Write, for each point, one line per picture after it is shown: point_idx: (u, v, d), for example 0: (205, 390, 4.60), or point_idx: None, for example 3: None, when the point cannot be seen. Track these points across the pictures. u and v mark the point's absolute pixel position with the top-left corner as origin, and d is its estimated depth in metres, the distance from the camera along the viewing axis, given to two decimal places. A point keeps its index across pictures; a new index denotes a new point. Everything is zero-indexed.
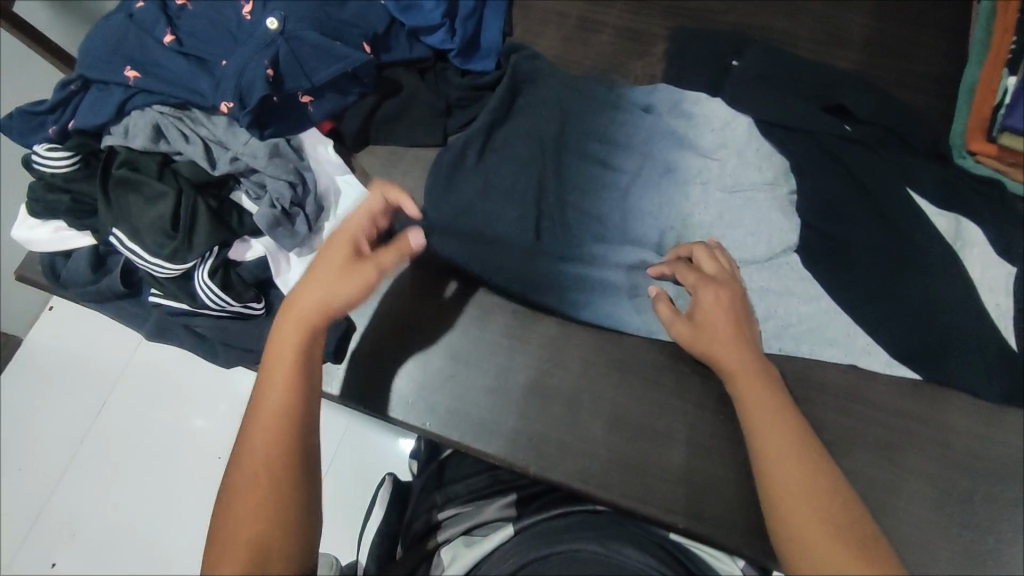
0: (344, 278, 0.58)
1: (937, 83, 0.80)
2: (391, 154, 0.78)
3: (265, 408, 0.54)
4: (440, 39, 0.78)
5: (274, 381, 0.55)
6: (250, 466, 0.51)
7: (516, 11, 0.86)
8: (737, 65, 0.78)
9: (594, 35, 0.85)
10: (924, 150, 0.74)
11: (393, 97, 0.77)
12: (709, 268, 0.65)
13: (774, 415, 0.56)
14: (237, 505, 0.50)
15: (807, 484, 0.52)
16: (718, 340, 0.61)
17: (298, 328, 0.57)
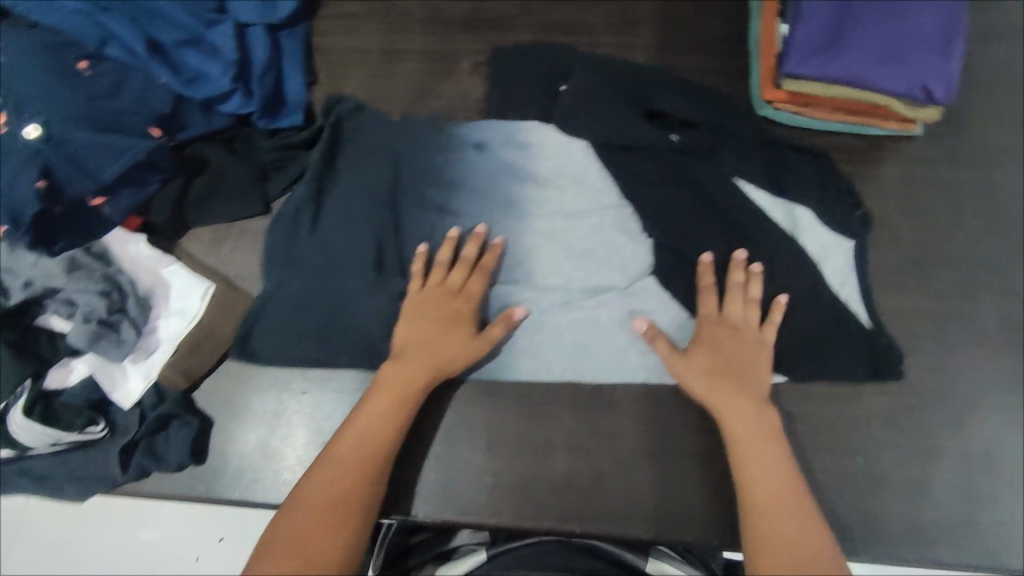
0: (444, 353, 0.65)
1: (728, 43, 0.84)
2: (215, 234, 0.75)
3: (346, 447, 0.60)
4: (236, 105, 0.75)
5: (336, 455, 0.60)
6: (332, 474, 0.59)
7: (316, 55, 0.84)
8: (563, 90, 0.76)
9: (399, 64, 0.84)
10: (736, 117, 0.77)
11: (203, 175, 0.75)
12: (728, 309, 0.67)
13: (765, 457, 0.60)
14: (300, 518, 0.56)
15: (793, 532, 0.56)
16: (724, 381, 0.63)
17: (399, 386, 0.64)
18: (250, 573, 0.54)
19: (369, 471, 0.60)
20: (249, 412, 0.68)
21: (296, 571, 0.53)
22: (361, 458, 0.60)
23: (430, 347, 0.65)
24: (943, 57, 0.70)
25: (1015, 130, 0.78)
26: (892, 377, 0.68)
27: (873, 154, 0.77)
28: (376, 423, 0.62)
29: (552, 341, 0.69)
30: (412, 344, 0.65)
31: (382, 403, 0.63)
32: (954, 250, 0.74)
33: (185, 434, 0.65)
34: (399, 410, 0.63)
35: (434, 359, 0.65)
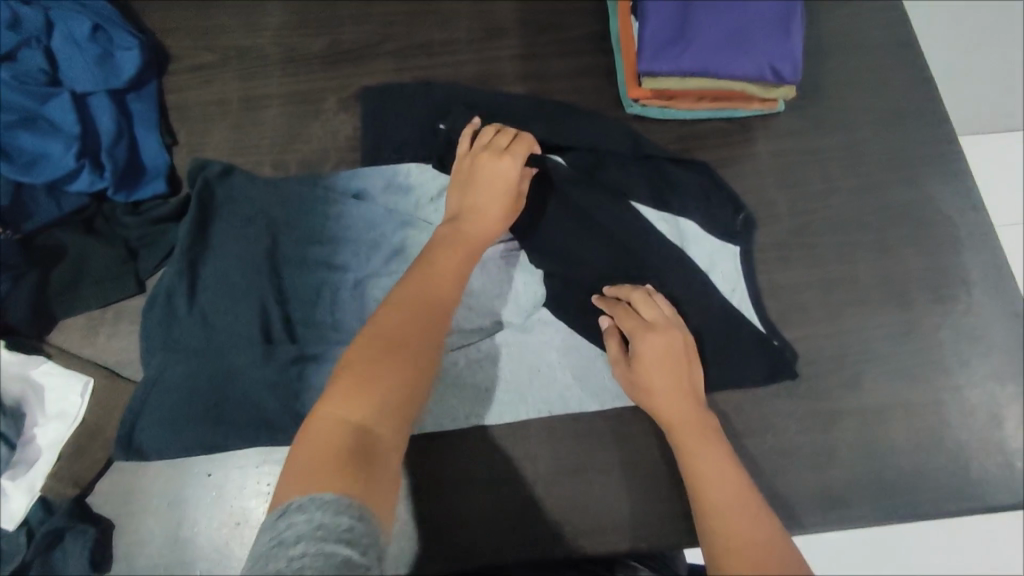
0: (495, 209, 0.63)
1: (591, 44, 0.85)
2: (88, 322, 0.70)
3: (409, 296, 0.54)
4: (86, 182, 0.70)
5: (412, 306, 0.54)
6: (372, 343, 0.51)
7: (172, 114, 0.80)
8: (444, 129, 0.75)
9: (263, 110, 0.81)
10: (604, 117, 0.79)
11: (62, 264, 0.69)
12: (645, 315, 0.65)
13: (713, 469, 0.58)
14: (357, 376, 0.49)
15: (751, 531, 0.54)
16: (658, 396, 0.63)
17: (459, 246, 0.60)
18: (294, 452, 0.46)
19: (437, 331, 0.53)
20: (146, 505, 0.64)
21: (350, 437, 0.46)
22: (417, 311, 0.53)
23: (475, 219, 0.62)
24: (784, 37, 0.72)
25: (868, 92, 0.82)
26: (790, 376, 0.69)
27: (741, 135, 0.80)
28: (421, 291, 0.55)
29: (453, 372, 0.68)
30: (467, 203, 0.63)
31: (444, 270, 0.58)
32: (827, 215, 0.76)
33: (81, 545, 0.61)
34: (463, 262, 0.59)
35: (460, 233, 0.61)
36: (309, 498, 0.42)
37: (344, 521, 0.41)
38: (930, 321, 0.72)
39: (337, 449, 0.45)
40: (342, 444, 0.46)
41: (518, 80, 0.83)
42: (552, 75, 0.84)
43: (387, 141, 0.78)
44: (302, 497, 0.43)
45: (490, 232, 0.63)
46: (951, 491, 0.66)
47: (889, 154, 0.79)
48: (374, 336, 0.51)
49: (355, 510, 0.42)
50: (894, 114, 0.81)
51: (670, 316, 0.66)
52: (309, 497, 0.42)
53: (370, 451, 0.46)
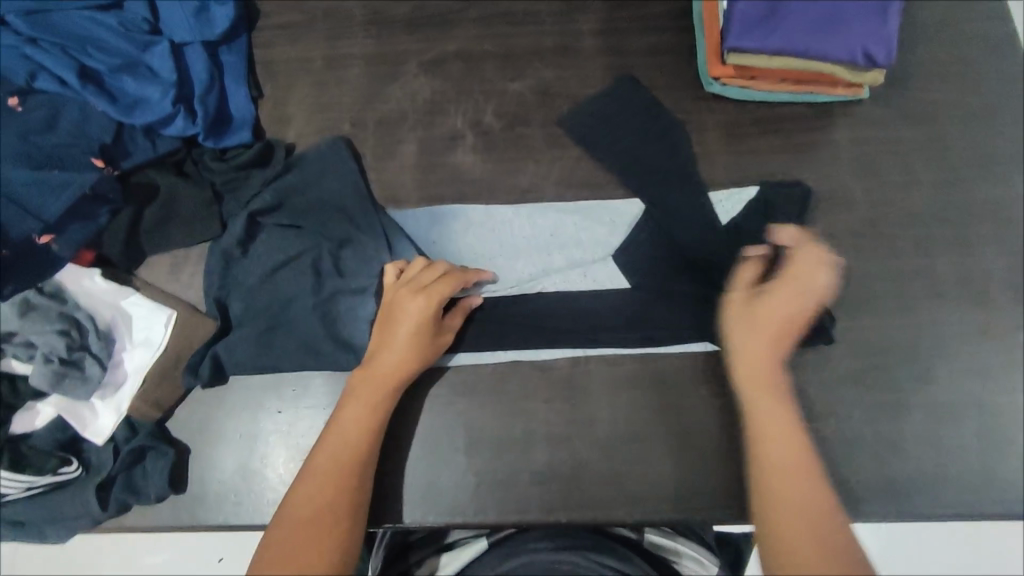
0: (412, 355, 0.65)
1: (673, 18, 0.85)
2: (174, 259, 0.74)
3: (328, 453, 0.61)
4: (180, 127, 0.74)
5: (329, 461, 0.60)
6: (302, 505, 0.58)
7: (260, 67, 0.83)
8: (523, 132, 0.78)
9: (346, 69, 0.83)
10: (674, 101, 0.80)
11: (153, 203, 0.73)
12: (802, 257, 0.67)
13: (775, 430, 0.59)
14: (277, 557, 0.55)
15: (800, 478, 0.57)
16: (746, 345, 0.64)
17: (369, 398, 0.63)
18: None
19: (360, 479, 0.60)
20: (225, 434, 0.68)
21: None
22: (338, 472, 0.60)
23: (387, 358, 0.65)
24: (879, 19, 0.70)
25: (963, 83, 0.79)
26: (855, 375, 0.69)
27: (824, 119, 0.78)
28: (348, 441, 0.61)
29: (514, 309, 0.71)
30: (381, 355, 0.65)
31: (353, 417, 0.63)
32: (908, 207, 0.75)
33: (161, 466, 0.65)
34: (373, 421, 0.63)
35: (376, 376, 0.64)
36: None
37: None
38: (1009, 323, 0.70)
39: None
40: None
41: (597, 53, 0.83)
42: (632, 50, 0.84)
43: (466, 108, 0.81)
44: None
45: (401, 375, 0.65)
46: (1014, 496, 0.65)
47: (978, 149, 0.76)
48: (312, 491, 0.59)
49: None
50: (987, 107, 0.78)
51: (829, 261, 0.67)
52: None
53: None
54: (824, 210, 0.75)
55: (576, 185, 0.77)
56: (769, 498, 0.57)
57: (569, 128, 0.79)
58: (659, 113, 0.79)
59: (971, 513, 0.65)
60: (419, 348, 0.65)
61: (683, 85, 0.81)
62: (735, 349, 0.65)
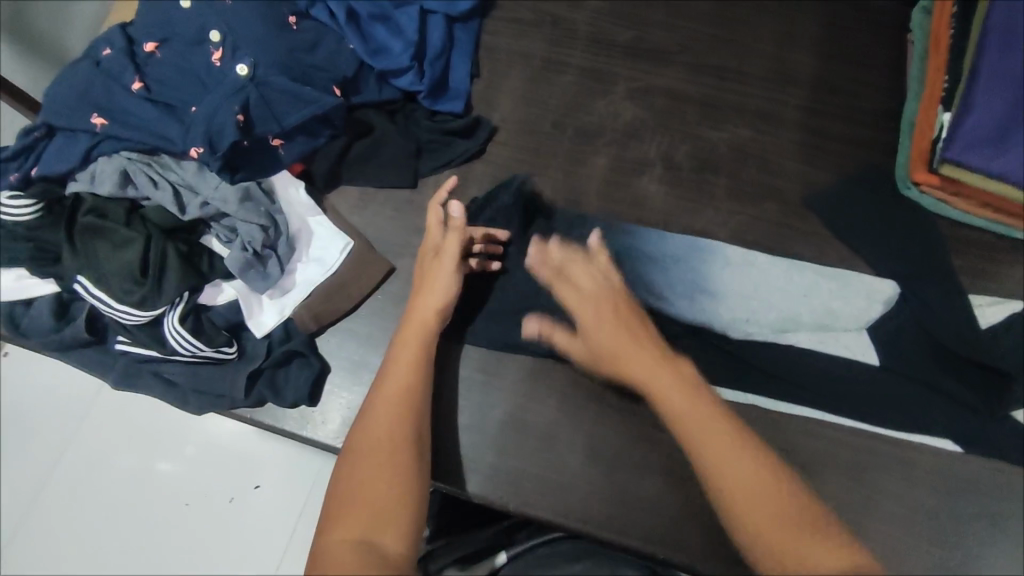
0: (443, 288, 0.67)
1: (880, 116, 0.86)
2: (363, 195, 0.80)
3: (382, 396, 0.61)
4: (408, 81, 0.80)
5: (383, 406, 0.61)
6: (361, 451, 0.58)
7: (483, 51, 0.89)
8: (729, 183, 0.81)
9: (559, 75, 0.88)
10: (871, 189, 0.80)
11: (365, 139, 0.79)
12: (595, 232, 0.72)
13: (680, 405, 0.58)
14: (350, 503, 0.55)
15: (731, 445, 0.55)
16: (635, 340, 0.63)
17: (415, 333, 0.65)
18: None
19: (415, 420, 0.61)
20: (367, 367, 0.71)
21: (359, 552, 0.51)
22: (393, 414, 0.60)
23: (422, 296, 0.67)
24: None
25: None
26: (993, 516, 0.66)
27: (1016, 254, 0.77)
28: (402, 382, 0.62)
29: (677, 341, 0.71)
30: (421, 293, 0.67)
31: (403, 355, 0.64)
32: None
33: (304, 375, 0.69)
34: (423, 352, 0.64)
35: (415, 317, 0.66)
36: None
37: None
38: None
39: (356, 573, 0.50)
40: (360, 561, 0.50)
41: (798, 127, 0.85)
42: (833, 133, 0.85)
43: (661, 140, 0.84)
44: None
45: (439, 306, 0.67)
46: None
47: None
48: (368, 435, 0.59)
49: None
50: None
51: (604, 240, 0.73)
52: None
53: (384, 562, 0.51)
54: None
55: (747, 242, 0.79)
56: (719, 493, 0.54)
57: (756, 188, 0.81)
58: (848, 201, 0.80)
59: None
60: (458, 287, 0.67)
61: (879, 179, 0.81)
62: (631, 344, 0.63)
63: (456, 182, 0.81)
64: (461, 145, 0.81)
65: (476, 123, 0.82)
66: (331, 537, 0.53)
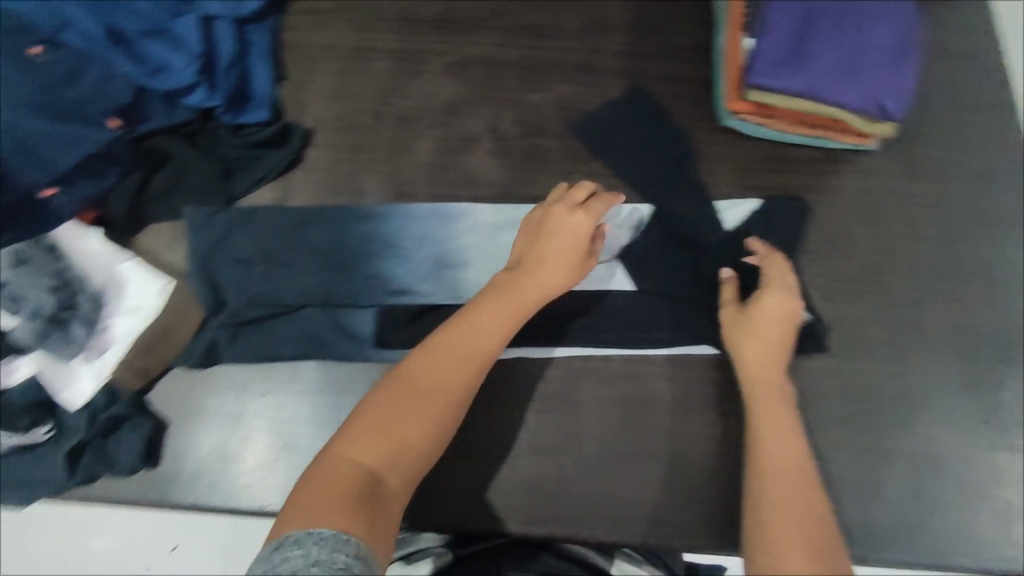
0: (551, 284, 0.64)
1: (696, 49, 0.86)
2: (176, 233, 0.73)
3: (435, 354, 0.59)
4: (200, 98, 0.73)
5: (453, 361, 0.59)
6: (416, 391, 0.57)
7: (284, 50, 0.83)
8: (558, 144, 0.80)
9: (369, 62, 0.83)
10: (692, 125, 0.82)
11: (163, 169, 0.72)
12: (772, 271, 0.69)
13: (778, 436, 0.60)
14: (380, 425, 0.55)
15: (795, 491, 0.56)
16: (761, 359, 0.65)
17: (501, 306, 0.62)
18: (313, 477, 0.52)
19: (459, 389, 0.58)
20: (208, 415, 0.67)
21: (350, 483, 0.52)
22: (454, 375, 0.58)
23: (522, 290, 0.63)
24: (895, 70, 0.72)
25: (965, 146, 0.81)
26: (846, 417, 0.70)
27: (833, 164, 0.80)
28: (477, 346, 0.60)
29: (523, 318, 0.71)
30: (490, 296, 0.63)
31: (495, 325, 0.61)
32: (906, 258, 0.76)
33: (135, 439, 0.64)
34: (490, 348, 0.61)
35: (468, 311, 0.62)
36: (308, 533, 0.47)
37: (339, 560, 0.45)
38: (992, 379, 0.72)
39: (345, 496, 0.50)
40: (349, 494, 0.51)
41: (619, 74, 0.84)
42: (653, 75, 0.85)
43: (484, 113, 0.81)
44: (299, 531, 0.47)
45: (526, 314, 0.63)
46: (989, 550, 0.66)
47: (974, 209, 0.79)
48: (439, 377, 0.58)
49: (350, 549, 0.46)
50: (986, 170, 0.80)
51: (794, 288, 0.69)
52: (307, 532, 0.47)
53: (370, 500, 0.51)
54: (824, 253, 0.76)
55: None
56: (765, 521, 0.54)
57: (585, 143, 0.80)
58: (671, 142, 0.80)
59: (947, 565, 0.66)
60: (571, 273, 0.64)
61: (698, 114, 0.82)
62: (754, 376, 0.65)
63: (275, 198, 0.76)
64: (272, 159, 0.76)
65: (285, 128, 0.77)
66: (343, 449, 0.54)
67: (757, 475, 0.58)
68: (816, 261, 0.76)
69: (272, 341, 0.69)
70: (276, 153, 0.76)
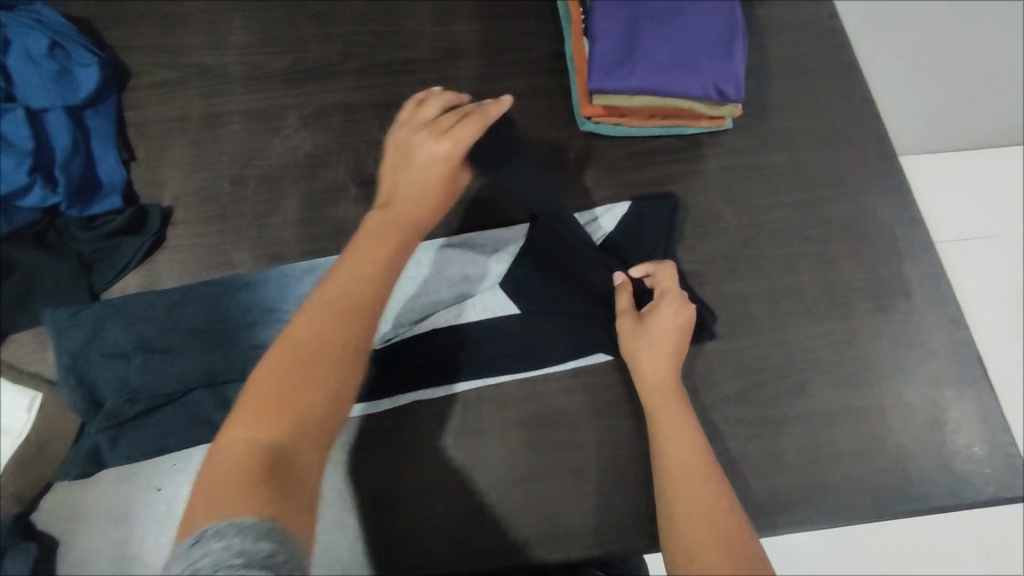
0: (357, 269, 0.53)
1: (549, 60, 0.87)
2: (39, 336, 0.71)
3: (280, 319, 0.52)
4: (39, 197, 0.71)
5: (302, 314, 0.51)
6: (291, 347, 0.49)
7: (131, 130, 0.81)
8: None
9: (223, 127, 0.82)
10: (554, 135, 0.83)
11: (11, 278, 0.69)
12: (664, 275, 0.69)
13: (674, 433, 0.62)
14: (269, 395, 0.47)
15: (700, 486, 0.58)
16: (656, 363, 0.66)
17: (366, 252, 0.55)
18: (210, 466, 0.45)
19: (355, 334, 0.50)
20: (99, 522, 0.65)
21: (259, 461, 0.44)
22: (321, 325, 0.50)
23: (391, 223, 0.57)
24: (725, 57, 0.76)
25: (815, 112, 0.85)
26: (742, 394, 0.72)
27: (693, 151, 0.82)
28: (323, 309, 0.51)
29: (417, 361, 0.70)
30: (343, 266, 0.54)
31: (356, 268, 0.53)
32: (775, 229, 0.79)
33: (21, 565, 0.60)
34: (362, 289, 0.52)
35: (378, 226, 0.57)
36: (228, 523, 0.40)
37: (264, 548, 0.39)
38: (872, 331, 0.75)
39: (242, 477, 0.44)
40: (259, 473, 0.44)
41: (479, 98, 0.85)
42: (512, 93, 0.85)
43: (348, 158, 0.81)
44: (217, 523, 0.41)
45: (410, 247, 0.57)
46: (893, 495, 0.69)
47: (832, 171, 0.82)
48: (279, 340, 0.50)
49: (276, 535, 0.40)
50: (837, 133, 0.84)
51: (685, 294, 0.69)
52: (226, 523, 0.40)
53: (284, 475, 0.44)
54: (698, 238, 0.78)
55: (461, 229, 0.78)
56: (676, 523, 0.56)
57: None
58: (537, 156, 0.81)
59: (858, 518, 0.68)
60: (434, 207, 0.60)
61: (559, 123, 0.83)
62: (647, 378, 0.66)
63: (142, 285, 0.74)
64: (132, 246, 0.73)
65: (140, 210, 0.74)
66: (233, 428, 0.47)
67: (665, 477, 0.60)
68: (692, 246, 0.78)
69: (158, 434, 0.66)
70: (134, 239, 0.73)
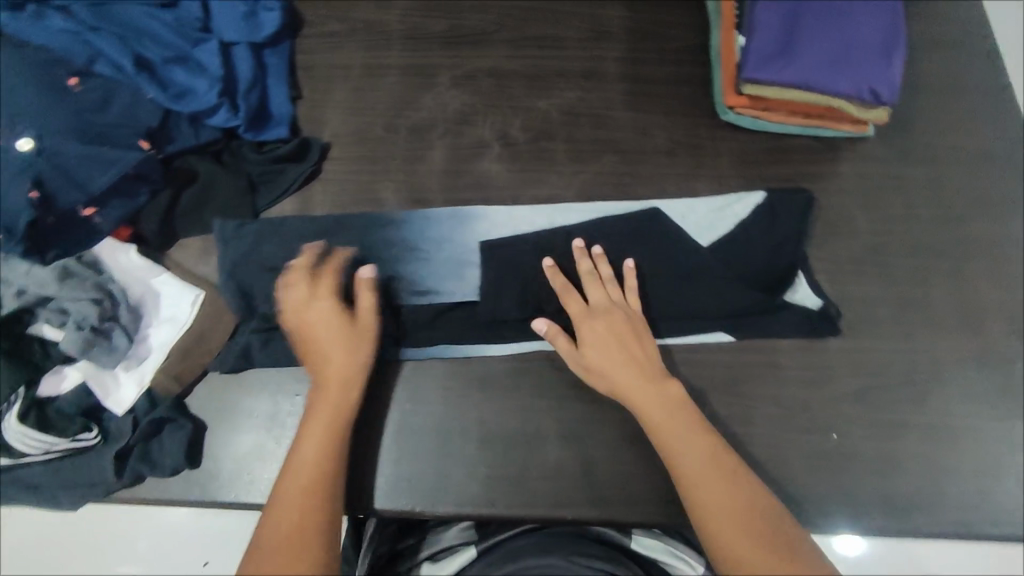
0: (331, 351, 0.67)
1: (693, 49, 0.89)
2: (206, 242, 0.78)
3: (307, 442, 0.63)
4: (223, 118, 0.77)
5: (322, 424, 0.64)
6: (295, 480, 0.61)
7: (300, 71, 0.88)
8: (565, 146, 0.84)
9: (381, 79, 0.87)
10: (693, 120, 0.85)
11: (191, 186, 0.77)
12: (593, 296, 0.70)
13: (681, 446, 0.61)
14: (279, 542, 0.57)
15: (729, 487, 0.58)
16: (633, 387, 0.65)
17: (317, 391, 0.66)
18: None
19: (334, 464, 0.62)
20: (243, 414, 0.70)
21: None
22: (314, 462, 0.62)
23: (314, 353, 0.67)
24: (883, 61, 0.77)
25: (961, 129, 0.84)
26: (860, 393, 0.72)
27: (832, 152, 0.82)
28: (324, 431, 0.63)
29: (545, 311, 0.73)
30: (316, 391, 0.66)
31: (328, 405, 0.65)
32: (908, 238, 0.79)
33: (177, 440, 0.68)
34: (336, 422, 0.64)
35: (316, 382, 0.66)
36: None
37: None
38: (1003, 353, 0.73)
39: None
40: None
41: (622, 78, 0.88)
42: (654, 76, 0.88)
43: (493, 120, 0.85)
44: None
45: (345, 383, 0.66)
46: (1009, 517, 0.68)
47: (975, 189, 0.81)
48: (303, 473, 0.61)
49: None
50: (984, 152, 0.82)
51: (615, 299, 0.70)
52: None
53: None
54: (829, 237, 0.79)
55: (595, 198, 0.81)
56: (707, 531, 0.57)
57: (592, 145, 0.84)
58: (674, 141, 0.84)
59: (970, 534, 0.67)
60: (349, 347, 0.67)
61: (699, 110, 0.85)
62: (624, 390, 0.65)
63: (297, 210, 0.80)
64: (293, 172, 0.79)
65: (304, 142, 0.81)
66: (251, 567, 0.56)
67: (683, 487, 0.60)
68: (821, 244, 0.79)
69: None
70: (294, 167, 0.80)
